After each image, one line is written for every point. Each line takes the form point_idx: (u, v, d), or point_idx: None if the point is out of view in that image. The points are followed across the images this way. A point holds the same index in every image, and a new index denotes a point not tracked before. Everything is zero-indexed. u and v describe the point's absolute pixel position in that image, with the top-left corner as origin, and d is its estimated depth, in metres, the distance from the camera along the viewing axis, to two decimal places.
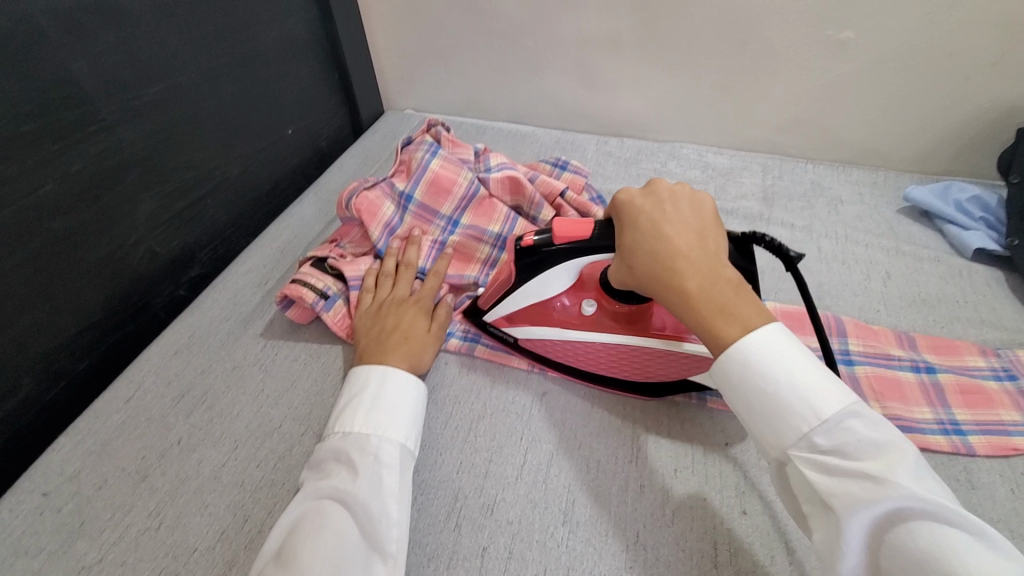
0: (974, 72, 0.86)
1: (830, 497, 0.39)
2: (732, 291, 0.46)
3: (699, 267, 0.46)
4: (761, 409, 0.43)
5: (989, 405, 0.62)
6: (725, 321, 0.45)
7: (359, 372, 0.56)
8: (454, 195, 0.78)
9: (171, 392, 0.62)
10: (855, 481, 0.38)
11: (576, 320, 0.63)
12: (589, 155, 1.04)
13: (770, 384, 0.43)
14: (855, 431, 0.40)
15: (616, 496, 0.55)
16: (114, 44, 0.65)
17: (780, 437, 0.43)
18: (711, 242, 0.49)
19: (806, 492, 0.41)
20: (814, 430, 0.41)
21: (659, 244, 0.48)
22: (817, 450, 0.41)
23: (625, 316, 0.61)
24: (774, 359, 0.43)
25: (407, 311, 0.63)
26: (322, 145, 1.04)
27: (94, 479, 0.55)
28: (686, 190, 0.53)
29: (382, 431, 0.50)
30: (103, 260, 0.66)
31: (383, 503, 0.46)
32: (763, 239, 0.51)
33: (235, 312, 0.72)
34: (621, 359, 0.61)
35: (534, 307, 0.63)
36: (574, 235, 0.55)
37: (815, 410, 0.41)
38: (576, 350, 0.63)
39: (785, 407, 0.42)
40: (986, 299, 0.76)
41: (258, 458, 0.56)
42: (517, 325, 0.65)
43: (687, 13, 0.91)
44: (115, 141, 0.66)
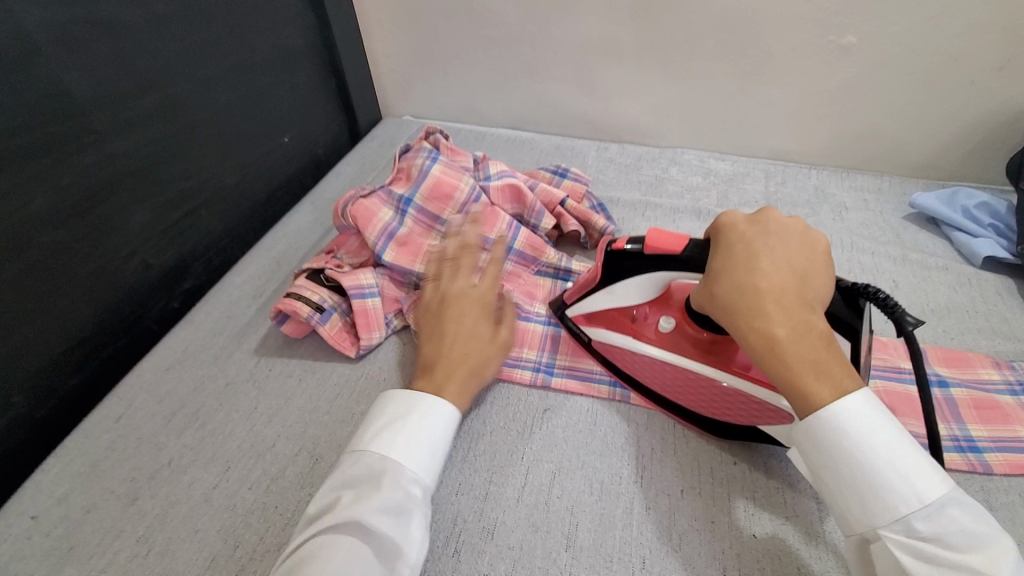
0: (981, 76, 0.84)
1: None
2: (822, 344, 0.44)
3: (790, 312, 0.44)
4: (854, 482, 0.41)
5: (1005, 421, 0.60)
6: (810, 374, 0.43)
7: (399, 395, 0.52)
8: (456, 201, 0.76)
9: (162, 411, 0.61)
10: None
11: (650, 334, 0.62)
12: (590, 161, 1.02)
13: (868, 458, 0.41)
14: (956, 519, 0.38)
15: (621, 518, 0.53)
16: (108, 54, 0.64)
17: (872, 513, 0.40)
18: (811, 290, 0.47)
19: (891, 572, 0.40)
20: (914, 515, 0.39)
21: (750, 278, 0.46)
22: (917, 536, 0.39)
23: (705, 344, 0.59)
24: (875, 435, 0.41)
25: (471, 312, 0.60)
26: (319, 152, 1.03)
27: (83, 502, 0.53)
28: (793, 231, 0.50)
29: (418, 469, 0.48)
30: (95, 273, 0.64)
31: (400, 533, 0.44)
32: (878, 295, 0.47)
33: (229, 327, 0.70)
34: (688, 385, 0.59)
35: (612, 313, 0.64)
36: (665, 248, 0.53)
37: (917, 492, 0.39)
38: (641, 364, 0.62)
39: (881, 483, 0.40)
40: (997, 309, 0.74)
41: (251, 479, 0.54)
42: (592, 327, 0.66)
43: (688, 18, 0.89)
44: (109, 153, 0.64)
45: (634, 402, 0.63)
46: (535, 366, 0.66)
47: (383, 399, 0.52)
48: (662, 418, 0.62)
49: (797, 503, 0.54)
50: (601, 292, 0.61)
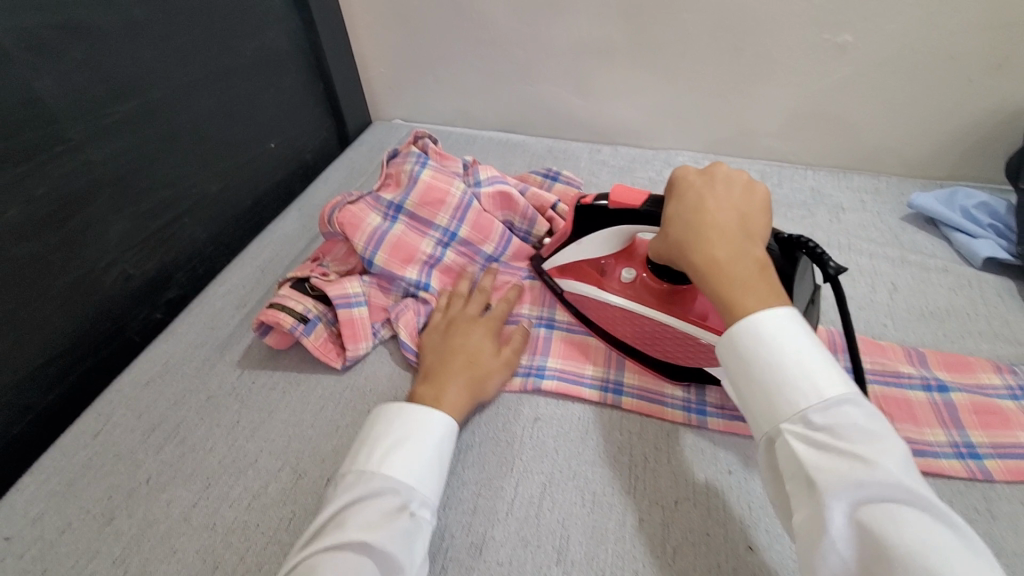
0: (979, 75, 0.83)
1: (815, 474, 0.37)
2: (757, 267, 0.44)
3: (730, 239, 0.46)
4: (760, 380, 0.41)
5: (1006, 426, 0.59)
6: (743, 291, 0.43)
7: (401, 412, 0.52)
8: (448, 206, 0.74)
9: (141, 426, 0.59)
10: (843, 462, 0.36)
11: (615, 285, 0.66)
12: (582, 164, 1.01)
13: (775, 358, 0.41)
14: (852, 417, 0.38)
15: (614, 532, 0.52)
16: (82, 60, 0.62)
17: (774, 408, 0.40)
18: (752, 225, 0.48)
19: (790, 468, 0.39)
20: (810, 407, 0.39)
21: (695, 212, 0.48)
22: (811, 427, 0.38)
23: (666, 294, 0.63)
24: (783, 336, 0.41)
25: (475, 331, 0.63)
26: (307, 158, 1.01)
27: (56, 523, 0.52)
28: (743, 177, 0.51)
29: (427, 487, 0.48)
30: (72, 285, 0.63)
31: (411, 556, 0.44)
32: (806, 244, 0.49)
33: (212, 337, 0.68)
34: (646, 332, 0.63)
35: (583, 265, 0.68)
36: (627, 203, 0.60)
37: (814, 386, 0.39)
38: (606, 314, 0.66)
39: (783, 378, 0.40)
40: (997, 312, 0.73)
41: (231, 497, 0.53)
42: (563, 280, 0.70)
43: (680, 18, 0.88)
44: (85, 160, 0.63)
45: (625, 407, 0.61)
46: (524, 372, 0.65)
47: (390, 414, 0.52)
48: (655, 426, 0.60)
49: None
50: (571, 244, 0.67)
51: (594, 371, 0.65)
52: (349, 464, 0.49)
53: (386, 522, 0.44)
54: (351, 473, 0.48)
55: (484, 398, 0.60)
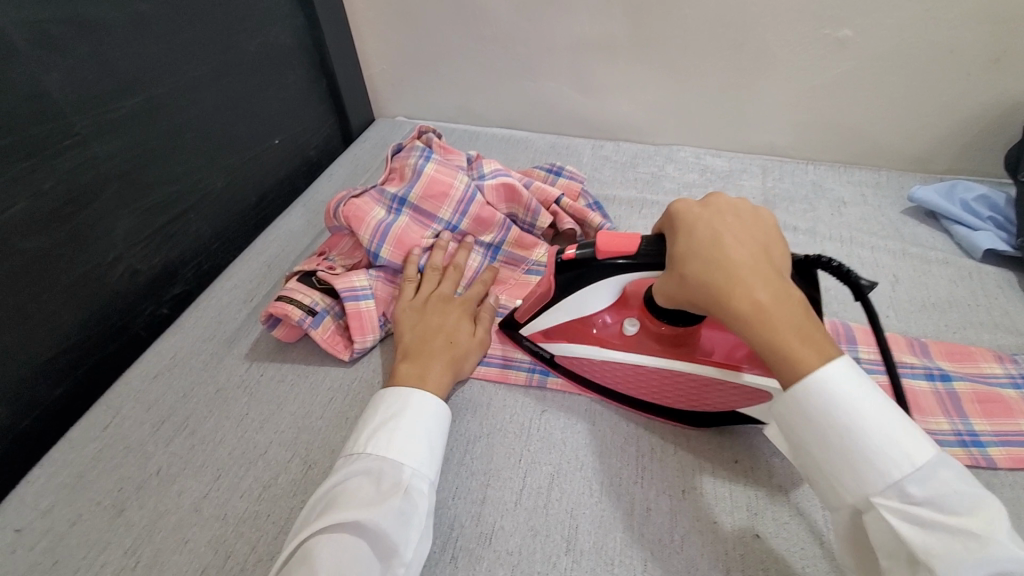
0: (977, 69, 0.84)
1: (928, 556, 0.35)
2: (801, 309, 0.42)
3: (770, 279, 0.43)
4: (845, 452, 0.39)
5: (1008, 415, 0.59)
6: (799, 341, 0.41)
7: (389, 397, 0.53)
8: (451, 198, 0.74)
9: (150, 419, 0.59)
10: (957, 540, 0.35)
11: (615, 340, 0.59)
12: (585, 159, 1.01)
13: (858, 427, 0.39)
14: (948, 483, 0.37)
15: (622, 521, 0.52)
16: (89, 55, 0.62)
17: (863, 482, 0.39)
18: (778, 259, 0.46)
19: (892, 545, 0.38)
20: (906, 479, 0.37)
21: (724, 250, 0.44)
22: (911, 500, 0.37)
23: (668, 339, 0.57)
24: (863, 403, 0.39)
25: (451, 315, 0.64)
26: (310, 154, 1.01)
27: (68, 514, 0.52)
28: (744, 204, 0.49)
29: (416, 464, 0.48)
30: (79, 279, 0.63)
31: (405, 535, 0.44)
32: (829, 262, 0.47)
33: (219, 331, 0.69)
34: (661, 383, 0.58)
35: (573, 323, 0.60)
36: (618, 251, 0.51)
37: (905, 454, 0.38)
38: (614, 372, 0.59)
39: (871, 448, 0.38)
40: (998, 302, 0.73)
41: (242, 487, 0.53)
42: (554, 342, 0.62)
43: (681, 14, 0.89)
44: (92, 155, 0.63)
45: None
46: (530, 367, 0.65)
47: (379, 403, 0.54)
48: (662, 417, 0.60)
49: (805, 502, 0.53)
50: (559, 307, 0.58)
51: None
52: (347, 445, 0.51)
53: (378, 501, 0.45)
54: (346, 460, 0.49)
55: (460, 377, 0.62)
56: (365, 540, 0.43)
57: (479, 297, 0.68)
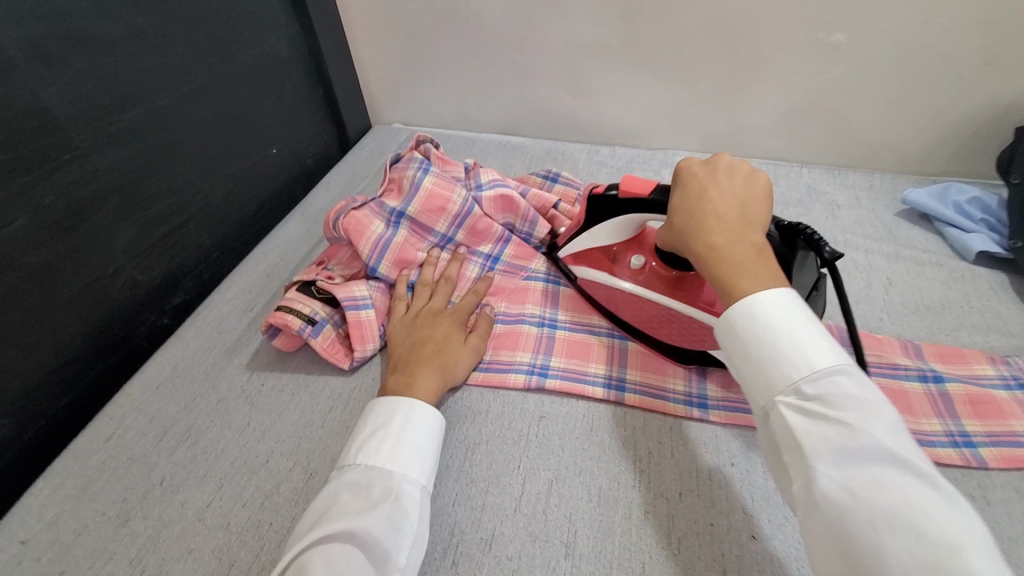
0: (970, 72, 0.84)
1: (803, 439, 0.38)
2: (755, 252, 0.47)
3: (728, 225, 0.48)
4: (754, 355, 0.43)
5: (999, 415, 0.60)
6: (738, 272, 0.46)
7: (382, 407, 0.54)
8: (449, 212, 0.75)
9: (153, 430, 0.60)
10: (831, 429, 0.38)
11: (626, 272, 0.68)
12: (581, 165, 1.02)
13: (770, 336, 0.42)
14: (842, 386, 0.39)
15: (620, 526, 0.53)
16: (88, 69, 0.63)
17: (769, 381, 0.42)
18: (753, 211, 0.50)
19: (782, 437, 0.41)
20: (802, 378, 0.40)
21: (695, 200, 0.51)
22: (803, 397, 0.40)
23: (673, 280, 0.66)
24: (779, 315, 0.43)
25: (442, 323, 0.65)
26: (308, 162, 1.02)
27: (73, 525, 0.52)
28: (745, 167, 0.53)
29: (406, 470, 0.49)
30: (81, 291, 0.64)
31: (399, 541, 0.45)
32: (804, 230, 0.51)
33: (220, 341, 0.69)
34: (656, 316, 0.66)
35: (597, 250, 0.71)
36: (636, 191, 0.61)
37: (808, 360, 0.41)
38: (617, 298, 0.69)
39: (776, 351, 0.42)
40: (991, 304, 0.74)
41: (244, 497, 0.54)
42: (576, 267, 0.73)
43: (676, 20, 0.89)
44: (91, 169, 0.64)
45: (628, 405, 0.63)
46: (529, 369, 0.66)
47: (369, 414, 0.55)
48: (658, 421, 0.61)
49: None
50: (587, 232, 0.69)
51: (597, 368, 0.66)
52: (340, 458, 0.52)
53: (368, 509, 0.46)
54: (338, 471, 0.51)
55: (454, 383, 0.63)
56: (359, 549, 0.44)
57: (473, 308, 0.69)
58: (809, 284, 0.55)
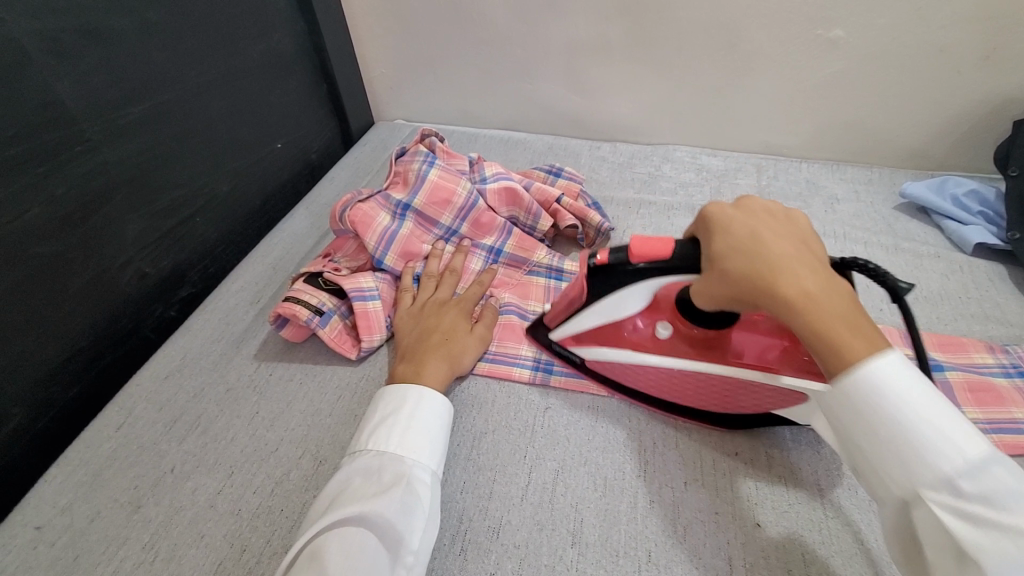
0: (967, 67, 0.86)
1: (972, 550, 0.34)
2: (846, 300, 0.42)
3: (810, 270, 0.43)
4: (887, 442, 0.38)
5: (999, 403, 0.61)
6: (846, 327, 0.41)
7: (391, 393, 0.55)
8: (454, 205, 0.76)
9: (163, 419, 0.60)
10: (1006, 539, 0.33)
11: (648, 344, 0.59)
12: (583, 160, 1.03)
13: (904, 420, 0.37)
14: (1006, 481, 0.34)
15: (626, 513, 0.54)
16: (99, 63, 0.64)
17: (910, 473, 0.37)
18: (815, 252, 0.46)
19: (935, 540, 0.36)
20: (957, 473, 0.35)
21: (763, 243, 0.44)
22: (961, 495, 0.35)
23: (701, 342, 0.57)
24: (915, 396, 0.38)
25: (448, 313, 0.66)
26: (312, 158, 1.03)
27: (86, 512, 0.53)
28: (775, 203, 0.50)
29: (418, 455, 0.50)
30: (91, 282, 0.64)
31: (411, 524, 0.45)
32: (866, 266, 0.48)
33: (228, 333, 0.70)
34: (698, 386, 0.58)
35: (604, 328, 0.61)
36: (654, 255, 0.51)
37: (957, 450, 0.36)
38: (648, 375, 0.60)
39: (916, 440, 0.37)
40: (989, 295, 0.75)
41: (255, 484, 0.54)
42: (584, 346, 0.63)
43: (676, 16, 0.90)
44: (102, 161, 0.64)
45: (633, 397, 0.63)
46: (534, 364, 0.66)
47: (378, 401, 0.55)
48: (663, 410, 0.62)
49: (802, 492, 0.54)
50: (588, 312, 0.59)
51: None
52: (350, 446, 0.53)
53: (380, 494, 0.46)
54: (350, 457, 0.51)
55: (461, 372, 0.63)
56: (372, 531, 0.44)
57: (478, 297, 0.70)
58: None
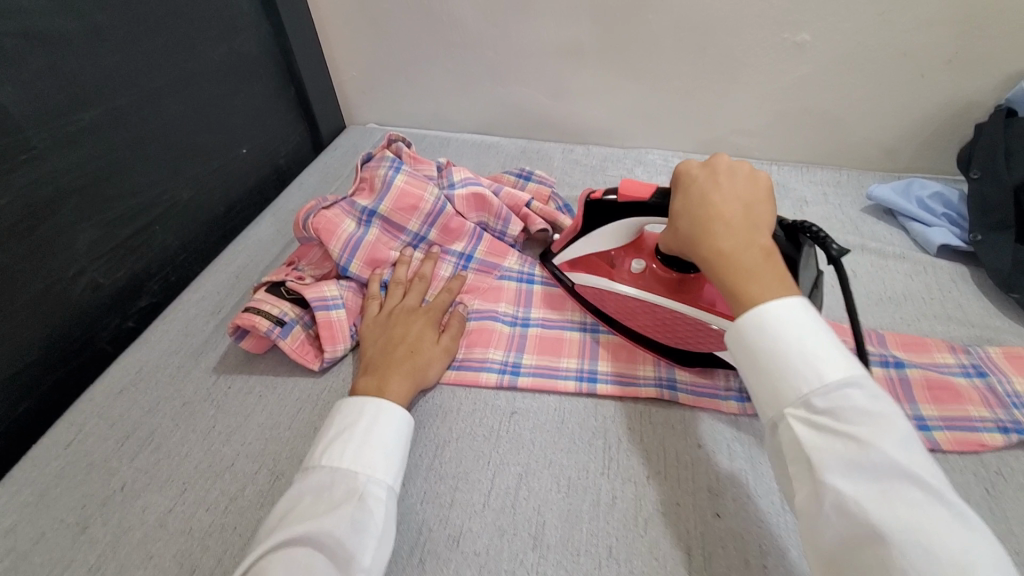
0: (930, 70, 0.87)
1: (812, 454, 0.38)
2: (762, 257, 0.45)
3: (735, 229, 0.47)
4: (763, 363, 0.42)
5: (956, 400, 0.61)
6: (746, 279, 0.45)
7: (352, 403, 0.54)
8: (421, 210, 0.75)
9: (115, 435, 0.59)
10: (840, 443, 0.37)
11: (624, 275, 0.67)
12: (556, 164, 1.02)
13: (776, 341, 0.42)
14: (855, 398, 0.39)
15: (588, 512, 0.53)
16: (46, 68, 0.62)
17: (778, 392, 0.41)
18: (757, 213, 0.48)
19: (791, 451, 0.40)
20: (811, 391, 0.40)
21: (700, 210, 0.49)
22: (814, 410, 0.39)
23: (674, 283, 0.64)
24: (794, 330, 0.41)
25: (415, 322, 0.65)
26: (280, 162, 1.01)
27: (32, 533, 0.51)
28: (743, 164, 0.52)
29: (372, 471, 0.49)
30: (40, 294, 0.62)
31: (361, 542, 0.44)
32: (809, 228, 0.52)
33: (186, 343, 0.68)
34: (660, 319, 0.65)
35: (592, 257, 0.69)
36: (636, 195, 0.59)
37: (819, 373, 0.40)
38: (617, 303, 0.67)
39: (784, 359, 0.41)
40: (953, 296, 0.76)
41: (207, 501, 0.53)
42: (575, 273, 0.71)
43: (646, 19, 0.90)
44: (50, 169, 0.62)
45: (600, 394, 0.63)
46: (500, 367, 0.65)
47: (336, 413, 0.54)
48: (629, 408, 0.62)
49: (764, 485, 0.54)
50: (582, 239, 0.68)
51: (569, 362, 0.66)
52: (305, 460, 0.51)
53: (331, 513, 0.45)
54: (304, 471, 0.50)
55: (427, 384, 0.62)
56: (321, 552, 0.43)
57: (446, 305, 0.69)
58: (812, 279, 0.56)
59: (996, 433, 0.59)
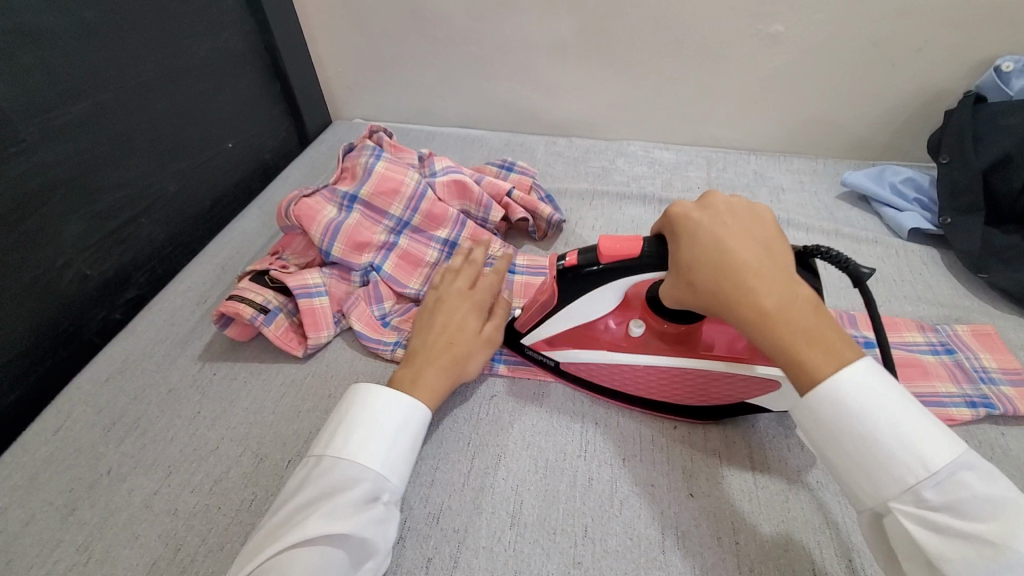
0: (902, 59, 0.89)
1: (942, 562, 0.37)
2: (812, 311, 0.43)
3: (772, 282, 0.43)
4: (861, 456, 0.41)
5: (924, 377, 0.63)
6: (806, 344, 0.42)
7: (364, 393, 0.53)
8: (402, 195, 0.76)
9: (101, 421, 0.60)
10: (970, 547, 0.36)
11: (622, 343, 0.59)
12: (538, 155, 1.04)
13: (870, 431, 0.40)
14: (968, 486, 0.38)
15: (564, 492, 0.55)
16: (32, 64, 0.63)
17: (881, 487, 0.40)
18: (782, 257, 0.46)
19: (909, 550, 0.39)
20: (922, 485, 0.38)
21: (724, 263, 0.45)
22: (926, 505, 0.38)
23: (674, 338, 0.58)
24: (886, 416, 0.40)
25: (459, 310, 0.62)
26: (266, 157, 1.02)
27: (21, 515, 0.52)
28: (738, 204, 0.50)
29: (398, 481, 0.49)
30: (28, 286, 0.63)
31: (385, 536, 0.47)
32: (825, 252, 0.49)
33: (172, 333, 0.69)
34: (675, 380, 0.58)
35: (577, 331, 0.60)
36: (623, 254, 0.52)
37: (925, 463, 0.38)
38: (624, 375, 0.59)
39: (885, 453, 0.40)
40: (923, 277, 0.78)
41: (193, 483, 0.54)
42: (559, 349, 0.62)
43: (625, 12, 0.92)
44: (38, 162, 0.63)
45: None
46: None
47: (365, 400, 0.52)
48: None
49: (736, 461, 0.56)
50: (563, 314, 0.58)
51: None
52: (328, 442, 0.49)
53: (358, 513, 0.46)
54: (327, 454, 0.49)
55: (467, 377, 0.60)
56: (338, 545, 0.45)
57: (495, 289, 0.66)
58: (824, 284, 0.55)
59: (962, 406, 0.61)
